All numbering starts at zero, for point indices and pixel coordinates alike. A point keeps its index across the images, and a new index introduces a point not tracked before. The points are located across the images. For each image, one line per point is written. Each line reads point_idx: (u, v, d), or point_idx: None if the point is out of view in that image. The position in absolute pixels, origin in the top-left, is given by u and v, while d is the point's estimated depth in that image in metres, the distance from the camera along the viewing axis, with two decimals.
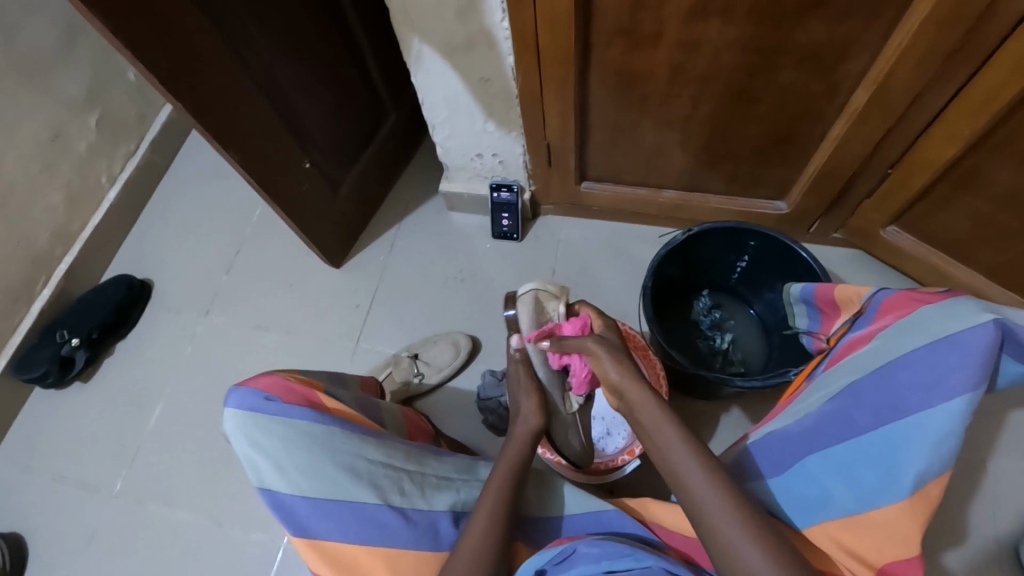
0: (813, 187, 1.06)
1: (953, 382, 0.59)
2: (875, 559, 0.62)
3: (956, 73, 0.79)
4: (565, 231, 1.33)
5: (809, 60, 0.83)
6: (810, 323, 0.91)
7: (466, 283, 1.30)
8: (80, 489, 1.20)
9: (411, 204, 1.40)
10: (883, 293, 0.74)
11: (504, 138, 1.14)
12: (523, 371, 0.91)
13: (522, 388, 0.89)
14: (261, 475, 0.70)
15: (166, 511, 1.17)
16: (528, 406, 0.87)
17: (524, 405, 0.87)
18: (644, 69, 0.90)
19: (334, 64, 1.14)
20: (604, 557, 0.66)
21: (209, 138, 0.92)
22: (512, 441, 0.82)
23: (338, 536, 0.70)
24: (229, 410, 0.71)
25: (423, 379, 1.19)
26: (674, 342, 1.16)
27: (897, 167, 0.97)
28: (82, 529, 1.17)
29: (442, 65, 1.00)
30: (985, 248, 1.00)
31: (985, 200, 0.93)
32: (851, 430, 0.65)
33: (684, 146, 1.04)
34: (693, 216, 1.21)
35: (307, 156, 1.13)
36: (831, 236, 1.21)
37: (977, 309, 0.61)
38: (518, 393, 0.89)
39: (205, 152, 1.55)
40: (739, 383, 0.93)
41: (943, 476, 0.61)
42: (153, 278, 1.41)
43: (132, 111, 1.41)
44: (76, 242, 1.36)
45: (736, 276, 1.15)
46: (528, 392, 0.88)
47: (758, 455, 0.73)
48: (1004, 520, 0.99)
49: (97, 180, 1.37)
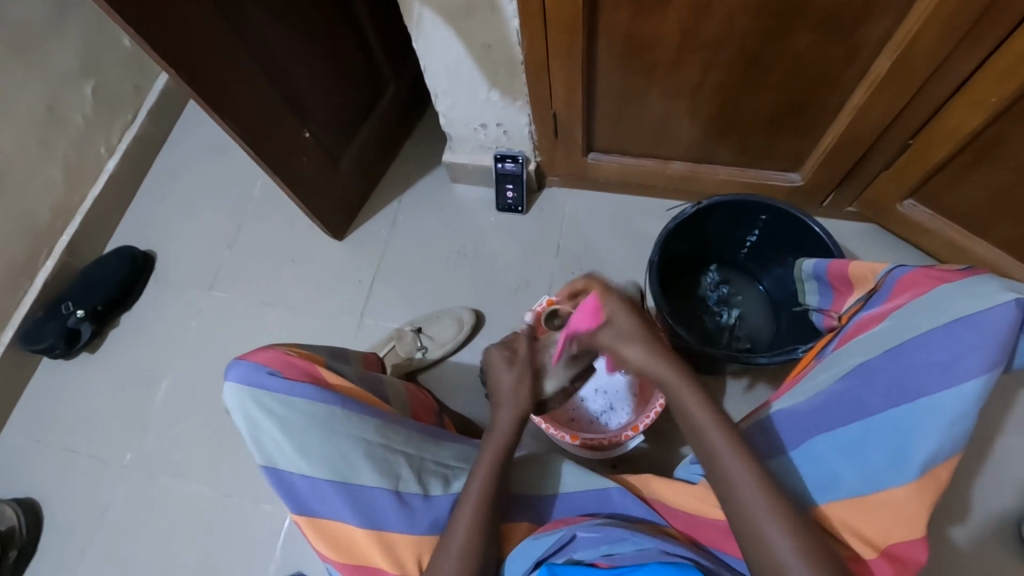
0: (829, 158, 1.02)
1: (969, 363, 0.58)
2: (881, 541, 0.62)
3: (985, 35, 0.74)
4: (571, 204, 1.30)
5: (828, 24, 0.79)
6: (821, 300, 0.89)
7: (470, 258, 1.28)
8: (91, 460, 1.22)
9: (414, 176, 1.38)
10: (900, 270, 0.72)
11: (508, 107, 1.10)
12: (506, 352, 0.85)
13: (497, 368, 0.84)
14: (261, 449, 0.72)
15: (176, 482, 1.19)
16: (513, 382, 0.81)
17: (502, 376, 0.83)
18: (654, 34, 0.85)
19: (333, 33, 1.10)
20: (603, 541, 0.67)
21: (205, 111, 0.89)
22: (504, 407, 0.80)
23: (334, 516, 0.72)
24: (230, 383, 0.71)
25: (425, 353, 1.19)
26: (680, 318, 1.14)
27: (917, 138, 0.93)
28: (95, 498, 1.19)
29: (444, 31, 0.96)
30: (1006, 223, 0.96)
31: (1009, 170, 0.89)
32: (862, 411, 0.64)
33: (695, 117, 1.00)
34: (703, 188, 1.18)
35: (306, 127, 1.10)
36: (844, 209, 1.17)
37: (998, 287, 0.59)
38: (495, 373, 0.84)
39: (204, 123, 1.51)
40: (745, 360, 0.91)
41: (952, 459, 0.60)
42: (155, 251, 1.40)
43: (128, 81, 1.37)
44: (78, 215, 1.35)
45: (746, 251, 1.13)
46: (519, 367, 0.82)
47: (760, 434, 0.71)
48: (1011, 498, 0.98)
49: (95, 151, 1.35)
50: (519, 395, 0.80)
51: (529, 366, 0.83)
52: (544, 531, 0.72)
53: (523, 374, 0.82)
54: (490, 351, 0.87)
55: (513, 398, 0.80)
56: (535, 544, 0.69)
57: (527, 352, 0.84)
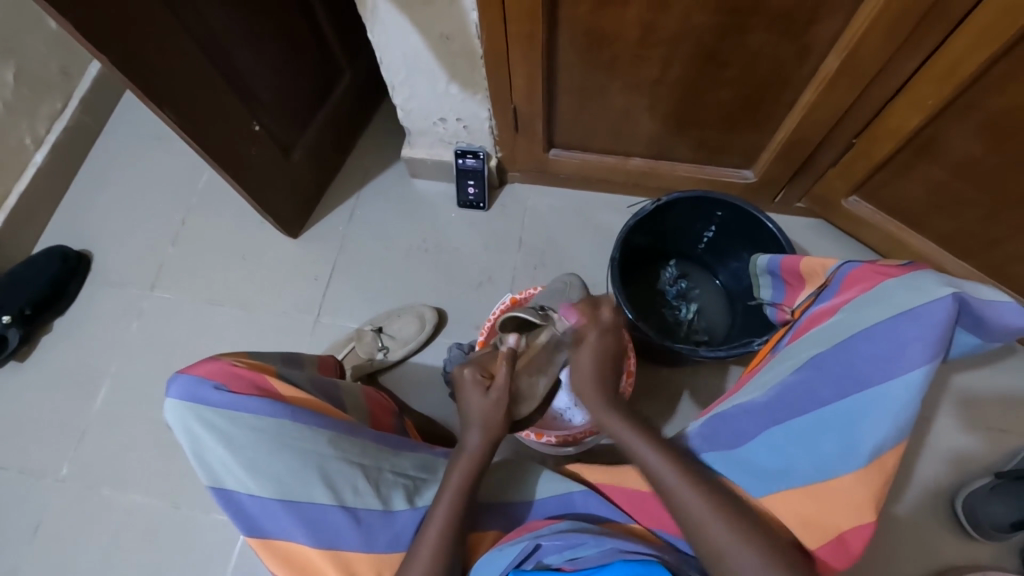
0: (781, 155, 1.05)
1: (913, 354, 0.61)
2: (832, 527, 0.64)
3: (926, 36, 0.78)
4: (533, 200, 1.30)
5: (781, 23, 0.80)
6: (775, 294, 0.92)
7: (431, 254, 1.26)
8: (23, 475, 1.13)
9: (372, 170, 1.34)
10: (849, 266, 0.75)
11: (468, 101, 1.08)
12: (477, 375, 0.82)
13: (467, 395, 0.82)
14: (207, 468, 0.69)
15: (119, 494, 1.12)
16: (490, 407, 0.80)
17: (470, 399, 0.82)
18: (613, 28, 0.85)
19: (282, 19, 1.04)
20: (566, 548, 0.66)
21: (145, 101, 0.83)
22: (475, 428, 0.80)
23: (286, 537, 0.70)
24: (172, 399, 0.68)
25: (387, 353, 1.16)
26: (641, 313, 1.15)
27: (862, 136, 0.98)
28: (28, 517, 1.11)
29: (400, 20, 0.92)
30: (940, 217, 1.02)
31: (943, 167, 0.94)
32: (814, 403, 0.66)
33: (654, 112, 1.01)
34: (662, 183, 1.20)
35: (255, 118, 1.05)
36: (794, 205, 1.22)
37: (938, 282, 0.63)
38: (465, 401, 0.82)
39: (143, 113, 1.42)
40: (704, 353, 0.93)
41: (899, 447, 0.63)
42: (91, 250, 1.30)
43: (56, 65, 1.27)
44: (1, 211, 1.25)
45: (703, 245, 1.15)
46: (496, 394, 0.81)
47: (723, 424, 0.73)
48: (945, 475, 1.05)
49: (20, 141, 1.24)
50: (496, 418, 0.81)
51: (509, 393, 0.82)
52: (508, 539, 0.71)
53: (503, 400, 0.81)
54: (460, 370, 0.84)
55: (484, 420, 0.80)
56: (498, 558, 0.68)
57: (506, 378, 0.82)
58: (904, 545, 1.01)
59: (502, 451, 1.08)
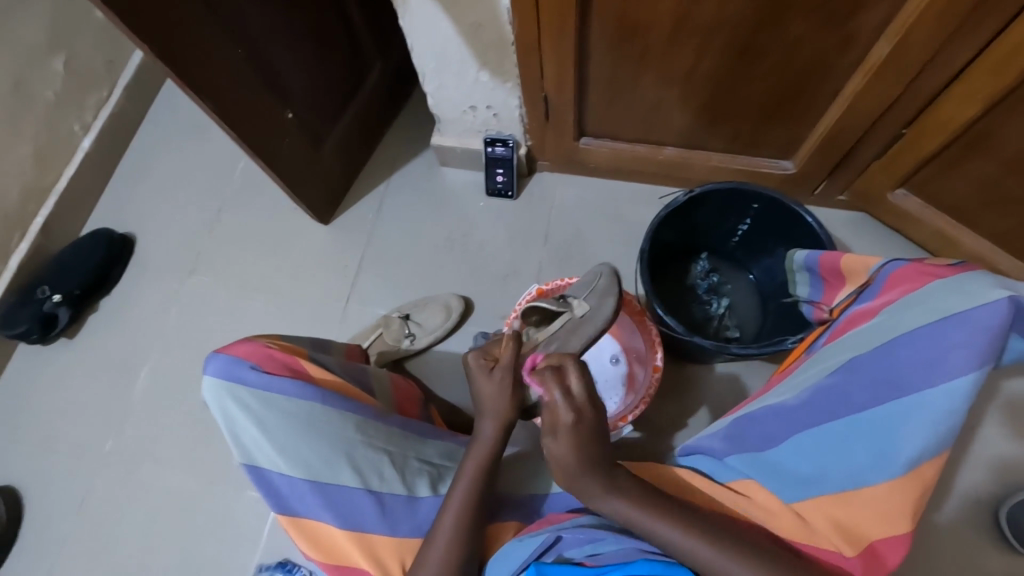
0: (822, 148, 1.01)
1: (958, 361, 0.57)
2: (863, 536, 0.63)
3: (984, 22, 0.72)
4: (562, 190, 1.28)
5: (825, 10, 0.76)
6: (811, 292, 0.89)
7: (457, 242, 1.26)
8: (72, 446, 1.20)
9: (402, 158, 1.34)
10: (892, 265, 0.72)
11: (498, 89, 1.07)
12: (484, 359, 0.82)
13: (476, 376, 0.82)
14: (240, 446, 0.71)
15: (159, 469, 1.17)
16: (495, 389, 0.79)
17: (478, 382, 0.81)
18: (648, 16, 0.82)
19: (314, 9, 1.05)
20: (587, 541, 0.67)
21: (182, 91, 0.85)
22: (487, 416, 0.79)
23: (313, 517, 0.72)
24: (208, 377, 0.70)
25: (413, 341, 1.16)
26: (670, 307, 1.13)
27: (912, 127, 0.92)
28: (76, 486, 1.17)
29: (431, 8, 0.92)
30: (995, 215, 0.96)
31: (997, 163, 0.88)
32: (849, 407, 0.64)
33: (688, 103, 0.98)
34: (695, 175, 1.16)
35: (288, 107, 1.07)
36: (835, 198, 1.17)
37: (990, 285, 0.59)
38: (474, 382, 0.82)
39: (183, 101, 1.46)
40: (734, 351, 0.91)
41: (940, 457, 0.60)
42: (135, 234, 1.35)
43: (101, 55, 1.32)
44: (52, 196, 1.30)
45: (737, 239, 1.12)
46: (501, 373, 0.80)
47: (750, 426, 0.73)
48: (989, 486, 1.00)
49: (69, 129, 1.30)
50: (501, 401, 0.79)
51: (513, 373, 0.80)
52: (529, 531, 0.72)
53: (507, 380, 0.79)
54: (471, 353, 0.84)
55: (493, 405, 0.79)
56: (519, 547, 0.69)
57: (511, 357, 0.80)
58: (941, 556, 0.97)
59: (524, 441, 1.08)
